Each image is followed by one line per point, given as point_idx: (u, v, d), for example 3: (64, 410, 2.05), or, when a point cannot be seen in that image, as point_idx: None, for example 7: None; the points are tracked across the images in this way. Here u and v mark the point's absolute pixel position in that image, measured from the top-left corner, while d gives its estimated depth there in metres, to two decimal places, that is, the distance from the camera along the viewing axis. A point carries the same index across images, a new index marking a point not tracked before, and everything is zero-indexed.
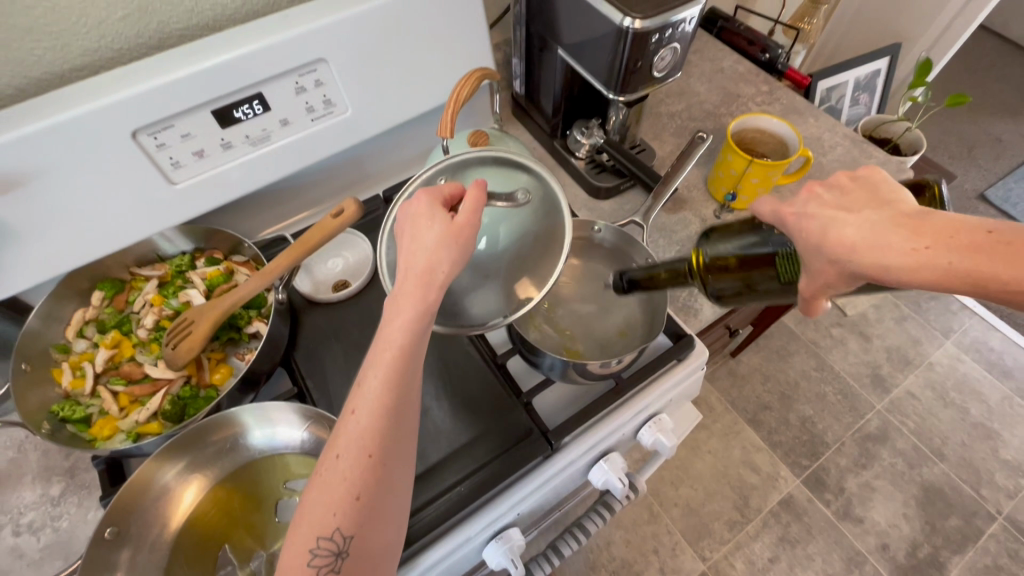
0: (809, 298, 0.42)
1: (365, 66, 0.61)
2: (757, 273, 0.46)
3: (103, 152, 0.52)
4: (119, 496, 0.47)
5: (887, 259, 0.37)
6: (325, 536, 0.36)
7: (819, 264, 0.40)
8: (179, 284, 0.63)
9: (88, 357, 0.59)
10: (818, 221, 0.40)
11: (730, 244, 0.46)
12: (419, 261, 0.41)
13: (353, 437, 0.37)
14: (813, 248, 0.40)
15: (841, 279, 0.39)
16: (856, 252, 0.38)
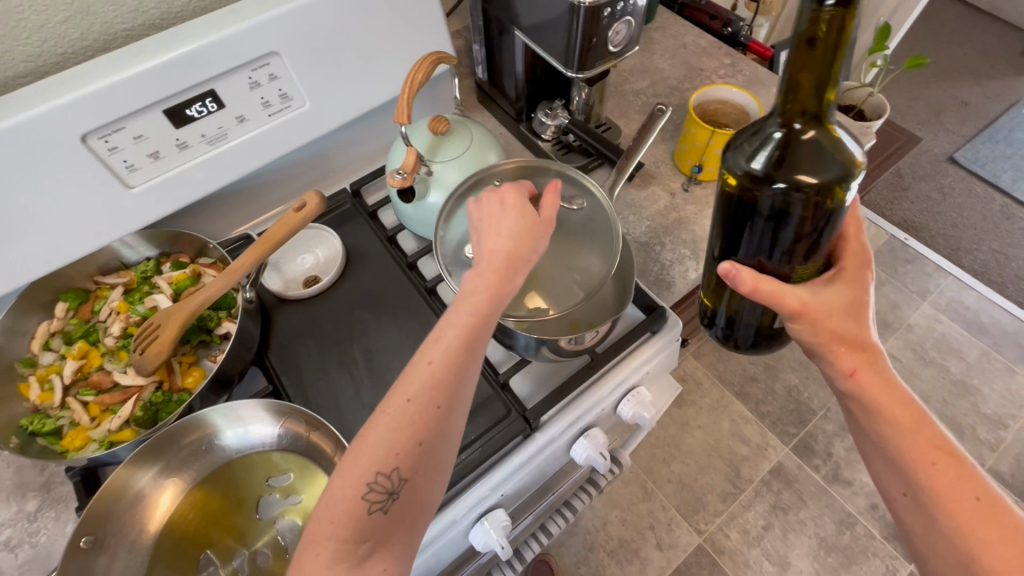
0: (787, 296, 0.39)
1: (318, 57, 0.60)
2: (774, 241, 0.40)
3: (52, 157, 0.51)
4: (92, 506, 0.46)
5: (877, 374, 0.43)
6: (382, 474, 0.38)
7: (833, 316, 0.41)
8: (145, 290, 0.62)
9: (55, 370, 0.57)
10: (867, 294, 0.42)
11: (816, 210, 0.37)
12: (501, 246, 0.45)
13: (426, 387, 0.40)
14: (850, 307, 0.42)
15: (828, 328, 0.41)
16: (859, 340, 0.42)
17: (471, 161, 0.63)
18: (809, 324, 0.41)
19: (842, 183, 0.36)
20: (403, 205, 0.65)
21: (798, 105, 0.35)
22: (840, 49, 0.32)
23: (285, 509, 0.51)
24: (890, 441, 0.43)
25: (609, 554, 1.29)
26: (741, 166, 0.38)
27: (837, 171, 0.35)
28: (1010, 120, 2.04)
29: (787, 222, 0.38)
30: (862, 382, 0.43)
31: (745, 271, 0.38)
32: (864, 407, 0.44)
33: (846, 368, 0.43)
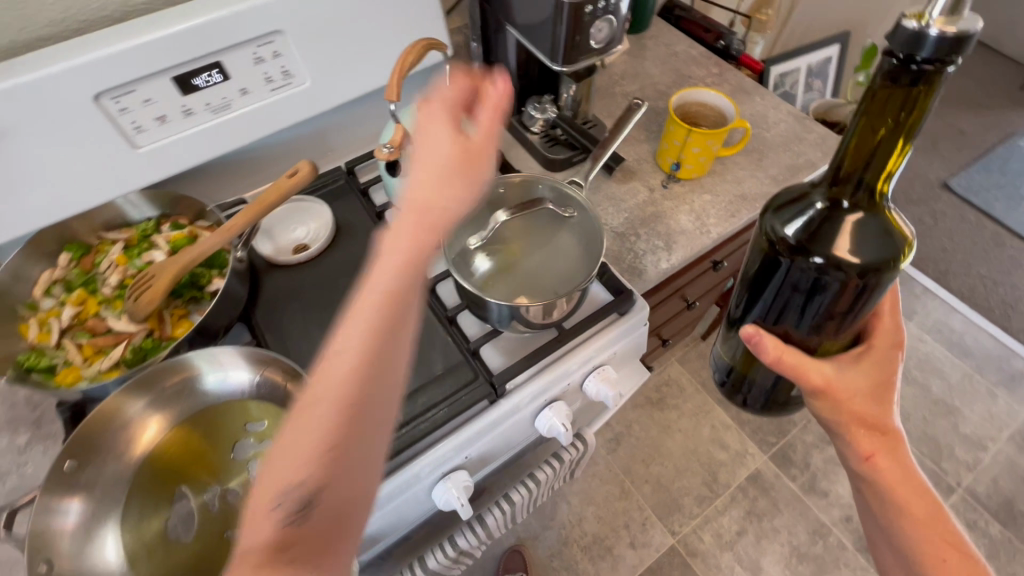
0: (810, 373, 0.44)
1: (319, 38, 0.65)
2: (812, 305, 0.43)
3: (65, 112, 0.55)
4: (82, 430, 0.49)
5: (897, 466, 0.47)
6: (290, 488, 0.30)
7: (858, 400, 0.46)
8: (143, 246, 0.66)
9: (55, 314, 0.61)
10: (892, 378, 0.46)
11: (854, 286, 0.40)
12: (424, 192, 0.34)
13: (329, 380, 0.31)
14: (875, 393, 0.46)
15: (853, 410, 0.46)
16: (880, 426, 0.47)
17: None
18: (832, 402, 0.45)
19: (885, 266, 0.38)
20: (389, 179, 0.68)
21: (855, 180, 0.38)
22: (906, 131, 0.34)
23: (259, 453, 0.55)
24: (895, 519, 0.48)
25: (583, 550, 1.30)
26: (784, 232, 0.41)
27: (882, 254, 0.38)
28: (1006, 150, 2.07)
29: (820, 292, 0.41)
30: (879, 467, 0.47)
31: (767, 339, 0.43)
32: (875, 487, 0.48)
33: (864, 451, 0.47)
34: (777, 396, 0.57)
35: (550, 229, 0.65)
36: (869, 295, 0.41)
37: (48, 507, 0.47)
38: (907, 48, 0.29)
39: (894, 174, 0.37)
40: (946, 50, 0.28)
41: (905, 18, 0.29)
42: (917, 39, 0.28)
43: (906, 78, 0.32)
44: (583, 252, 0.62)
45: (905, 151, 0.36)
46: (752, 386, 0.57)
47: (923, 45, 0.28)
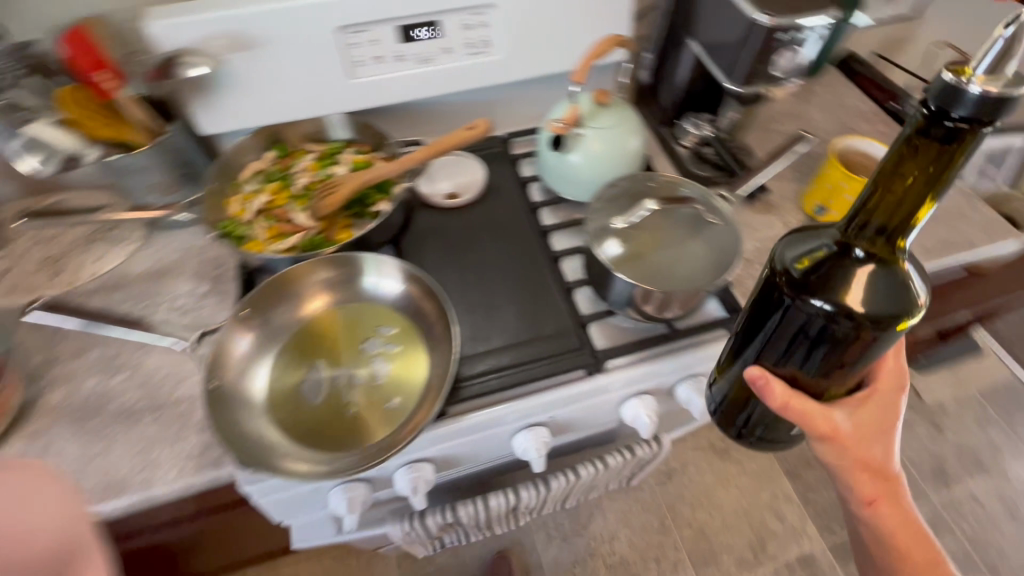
0: (818, 421, 0.44)
1: (522, 18, 0.72)
2: (811, 345, 0.43)
3: (313, 36, 0.66)
4: (264, 287, 0.62)
5: (895, 510, 0.49)
6: None
7: (860, 447, 0.46)
8: (330, 160, 0.77)
9: (253, 197, 0.74)
10: (892, 421, 0.48)
11: (866, 338, 0.41)
12: None
13: None
14: (879, 440, 0.47)
15: (857, 456, 0.46)
16: (882, 471, 0.48)
17: (617, 135, 0.71)
18: (838, 447, 0.46)
19: (898, 319, 0.40)
20: (547, 152, 0.74)
21: (876, 230, 0.39)
22: (935, 190, 0.36)
23: (383, 353, 0.62)
24: (890, 559, 0.50)
25: (607, 568, 1.29)
26: (799, 273, 0.42)
27: (894, 306, 0.40)
28: None
29: (828, 335, 0.42)
30: (879, 510, 0.49)
31: (776, 384, 0.43)
32: (873, 526, 0.50)
33: (867, 496, 0.48)
34: (770, 432, 0.54)
35: (687, 233, 0.67)
36: (873, 344, 0.41)
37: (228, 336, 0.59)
38: (943, 101, 0.31)
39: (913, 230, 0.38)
40: (987, 107, 0.29)
41: (945, 72, 0.31)
42: (955, 92, 0.30)
43: (939, 135, 0.33)
44: (715, 260, 0.64)
45: (932, 208, 0.37)
46: (750, 419, 0.53)
47: (960, 99, 0.30)
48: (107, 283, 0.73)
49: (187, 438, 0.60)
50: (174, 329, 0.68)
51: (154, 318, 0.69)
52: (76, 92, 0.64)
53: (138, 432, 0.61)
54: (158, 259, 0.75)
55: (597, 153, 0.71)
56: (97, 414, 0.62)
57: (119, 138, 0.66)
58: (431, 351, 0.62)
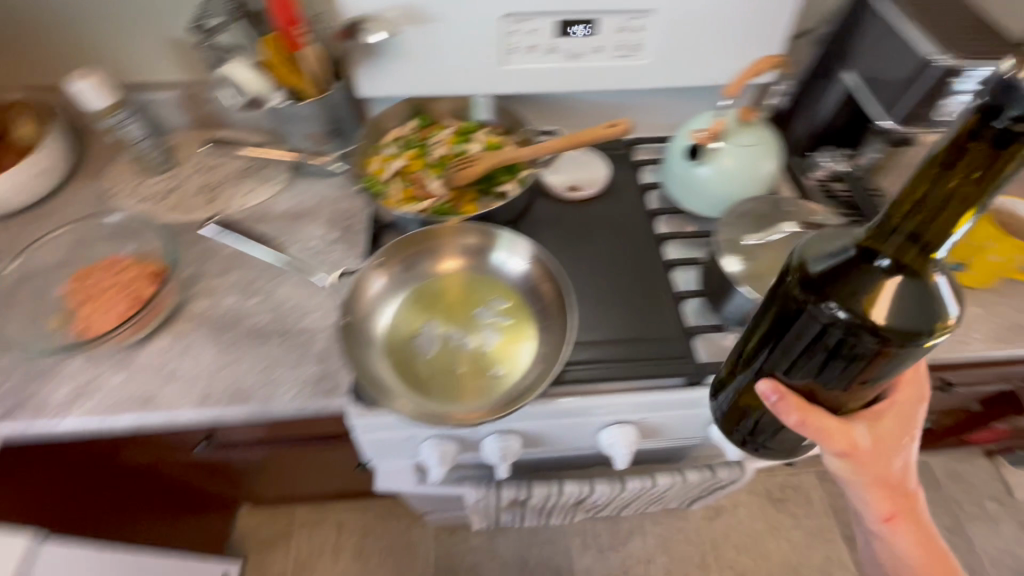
0: (837, 439, 0.44)
1: (676, 28, 0.73)
2: (824, 356, 0.41)
3: (480, 20, 0.70)
4: (402, 240, 0.67)
5: (912, 526, 0.49)
6: None
7: (875, 463, 0.46)
8: (465, 137, 0.81)
9: (391, 159, 0.79)
10: (907, 435, 0.48)
11: (887, 354, 0.39)
12: None
13: None
14: (895, 455, 0.47)
15: (872, 471, 0.46)
16: (898, 486, 0.48)
17: (755, 154, 0.70)
18: (856, 463, 0.46)
19: (923, 335, 0.37)
20: (677, 161, 0.74)
21: (907, 236, 0.37)
22: (979, 198, 0.33)
23: (495, 325, 0.65)
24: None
25: None
26: (818, 279, 0.40)
27: (919, 319, 0.37)
28: None
29: (848, 350, 0.40)
30: (896, 526, 0.49)
31: (792, 400, 0.42)
32: (892, 542, 0.49)
33: (884, 513, 0.48)
34: (775, 444, 0.52)
35: None
36: (891, 360, 0.39)
37: (364, 278, 0.65)
38: (1002, 96, 0.28)
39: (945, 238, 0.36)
40: None
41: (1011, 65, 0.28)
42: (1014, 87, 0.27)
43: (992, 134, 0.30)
44: None
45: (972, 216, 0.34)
46: (754, 427, 0.51)
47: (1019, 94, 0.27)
48: (252, 214, 0.80)
49: (308, 365, 0.65)
50: (306, 266, 0.74)
51: (289, 253, 0.76)
52: (270, 42, 0.69)
53: (265, 351, 0.67)
54: (298, 201, 0.82)
55: (734, 169, 0.70)
56: (232, 328, 0.69)
57: (295, 85, 0.73)
58: (543, 334, 0.64)
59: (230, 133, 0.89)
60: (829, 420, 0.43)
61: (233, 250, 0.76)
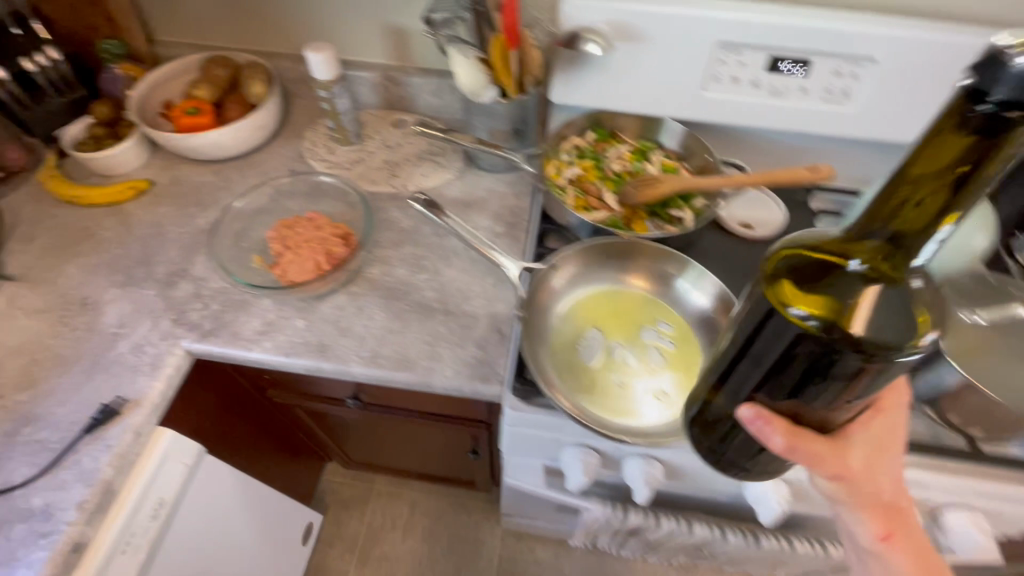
0: (829, 457, 0.42)
1: (898, 80, 0.70)
2: (798, 367, 0.39)
3: (693, 45, 0.70)
4: (592, 245, 0.68)
5: (913, 551, 0.45)
6: None
7: (862, 479, 0.44)
8: (641, 155, 0.82)
9: (567, 165, 0.81)
10: (895, 448, 0.45)
11: (872, 369, 0.38)
12: None
13: None
14: (882, 471, 0.45)
15: (859, 488, 0.44)
16: (887, 502, 0.45)
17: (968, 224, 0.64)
18: (845, 481, 0.43)
19: (904, 346, 0.37)
20: None
21: (888, 235, 0.36)
22: (960, 196, 0.32)
23: (662, 349, 0.64)
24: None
25: None
26: (800, 276, 0.40)
27: (897, 332, 0.37)
28: None
29: (830, 367, 0.38)
30: (897, 548, 0.45)
31: (777, 424, 0.39)
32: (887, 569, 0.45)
33: (880, 532, 0.45)
34: (762, 467, 0.47)
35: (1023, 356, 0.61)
36: (865, 375, 0.38)
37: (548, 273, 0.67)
38: (983, 80, 0.27)
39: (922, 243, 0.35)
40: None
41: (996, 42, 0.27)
42: (996, 65, 0.26)
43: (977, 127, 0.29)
44: None
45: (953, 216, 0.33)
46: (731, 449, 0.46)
47: (1000, 73, 0.26)
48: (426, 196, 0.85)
49: (467, 348, 0.68)
50: (471, 254, 0.78)
51: (457, 238, 0.80)
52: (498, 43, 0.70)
53: (430, 326, 0.70)
54: (468, 191, 0.86)
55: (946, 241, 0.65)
56: (401, 298, 0.73)
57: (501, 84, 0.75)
58: None
59: (413, 119, 0.95)
60: (812, 438, 0.41)
61: (408, 226, 0.81)
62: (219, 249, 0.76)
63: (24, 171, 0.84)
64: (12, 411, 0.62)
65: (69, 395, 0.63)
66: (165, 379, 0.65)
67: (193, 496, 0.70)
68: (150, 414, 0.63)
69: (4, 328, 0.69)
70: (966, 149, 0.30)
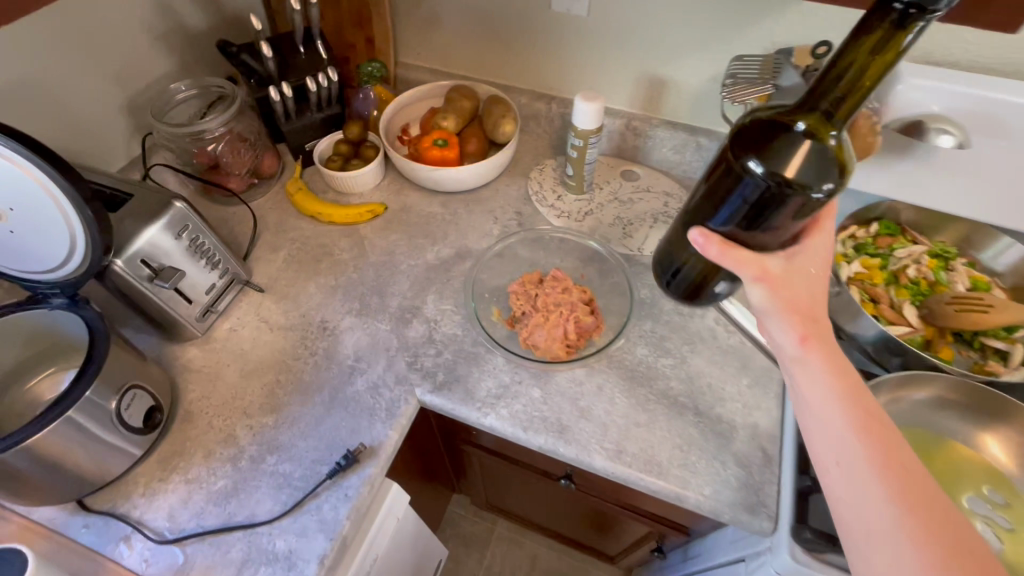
0: (755, 259, 0.41)
1: None
2: (728, 204, 0.40)
3: None
4: (920, 377, 0.57)
5: (840, 376, 0.42)
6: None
7: (786, 284, 0.42)
8: (941, 262, 0.69)
9: (850, 260, 0.70)
10: (822, 269, 0.44)
11: (789, 208, 0.38)
12: None
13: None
14: (811, 287, 0.43)
15: (782, 291, 0.42)
16: (815, 316, 0.43)
17: None
18: (773, 286, 0.42)
19: (813, 191, 0.36)
20: None
21: (822, 111, 0.36)
22: (875, 75, 0.34)
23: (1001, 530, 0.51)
24: (840, 436, 0.41)
25: None
26: (740, 143, 0.39)
27: (815, 179, 0.36)
28: None
29: (760, 206, 0.38)
30: (813, 355, 0.42)
31: (712, 238, 0.41)
32: (807, 383, 0.43)
33: (799, 338, 0.42)
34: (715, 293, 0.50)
35: None
36: (781, 214, 0.38)
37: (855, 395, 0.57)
38: None
39: (837, 104, 0.36)
40: None
41: None
42: None
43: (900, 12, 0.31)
44: None
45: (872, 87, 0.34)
46: (689, 284, 0.51)
47: None
48: None
49: (726, 464, 0.59)
50: (721, 344, 0.69)
51: (702, 321, 0.71)
52: None
53: (680, 426, 0.62)
54: None
55: None
56: (644, 384, 0.65)
57: None
58: None
59: (645, 172, 0.88)
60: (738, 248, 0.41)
61: (646, 297, 0.73)
62: (452, 293, 0.73)
63: (271, 176, 0.85)
64: (258, 434, 0.61)
65: (310, 428, 0.61)
66: (398, 429, 0.62)
67: (392, 548, 0.67)
68: (383, 467, 0.59)
69: (250, 339, 0.69)
70: (888, 38, 0.32)
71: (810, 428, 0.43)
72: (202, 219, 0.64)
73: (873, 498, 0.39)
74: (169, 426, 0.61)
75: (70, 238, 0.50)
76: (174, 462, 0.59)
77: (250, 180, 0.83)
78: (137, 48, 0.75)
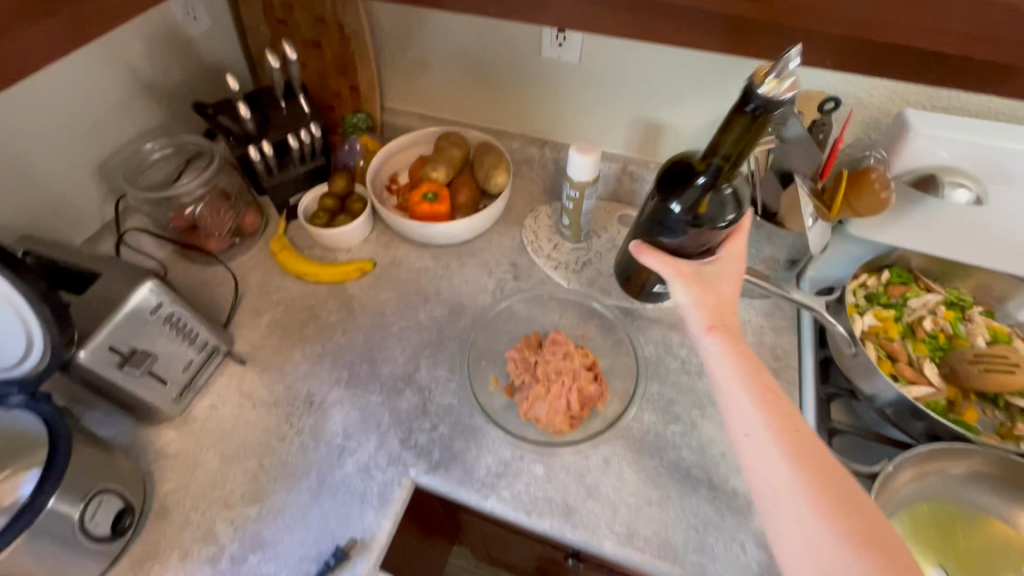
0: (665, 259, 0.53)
1: None
2: (660, 226, 0.56)
3: None
4: (941, 450, 0.55)
5: (743, 356, 0.48)
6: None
7: (693, 279, 0.52)
8: (957, 312, 0.66)
9: (865, 314, 0.66)
10: (729, 272, 0.53)
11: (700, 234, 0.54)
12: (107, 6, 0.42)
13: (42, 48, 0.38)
14: (717, 282, 0.52)
15: (691, 284, 0.52)
16: (723, 309, 0.51)
17: None
18: (684, 282, 0.52)
19: (718, 224, 0.53)
20: None
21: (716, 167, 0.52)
22: (750, 142, 0.49)
23: None
24: (744, 410, 0.46)
25: None
26: (668, 187, 0.56)
27: (719, 215, 0.53)
28: None
29: (682, 229, 0.55)
30: (718, 338, 0.49)
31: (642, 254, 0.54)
32: (715, 362, 0.49)
33: (706, 324, 0.50)
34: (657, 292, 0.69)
35: None
36: (697, 233, 0.54)
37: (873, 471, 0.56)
38: (750, 92, 0.44)
39: (729, 163, 0.51)
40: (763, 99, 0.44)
41: (758, 79, 0.44)
42: (749, 90, 0.44)
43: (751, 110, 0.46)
44: None
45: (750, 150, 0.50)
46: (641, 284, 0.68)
47: (751, 91, 0.44)
48: (668, 318, 0.73)
49: (744, 545, 0.55)
50: None
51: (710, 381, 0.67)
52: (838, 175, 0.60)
53: (693, 502, 0.58)
54: None
55: None
56: (653, 455, 0.61)
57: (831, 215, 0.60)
58: None
59: None
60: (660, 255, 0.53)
61: (651, 356, 0.69)
62: (446, 357, 0.69)
63: (254, 233, 0.82)
64: (240, 528, 0.56)
65: (297, 520, 0.57)
66: (392, 518, 0.57)
67: None
68: (375, 563, 0.55)
69: (231, 418, 0.64)
70: (750, 124, 0.48)
71: (722, 406, 0.48)
72: (179, 295, 0.59)
73: (774, 459, 0.43)
74: (142, 524, 0.57)
75: (26, 338, 0.46)
76: (148, 565, 0.55)
77: (231, 240, 0.79)
78: (110, 111, 0.72)
